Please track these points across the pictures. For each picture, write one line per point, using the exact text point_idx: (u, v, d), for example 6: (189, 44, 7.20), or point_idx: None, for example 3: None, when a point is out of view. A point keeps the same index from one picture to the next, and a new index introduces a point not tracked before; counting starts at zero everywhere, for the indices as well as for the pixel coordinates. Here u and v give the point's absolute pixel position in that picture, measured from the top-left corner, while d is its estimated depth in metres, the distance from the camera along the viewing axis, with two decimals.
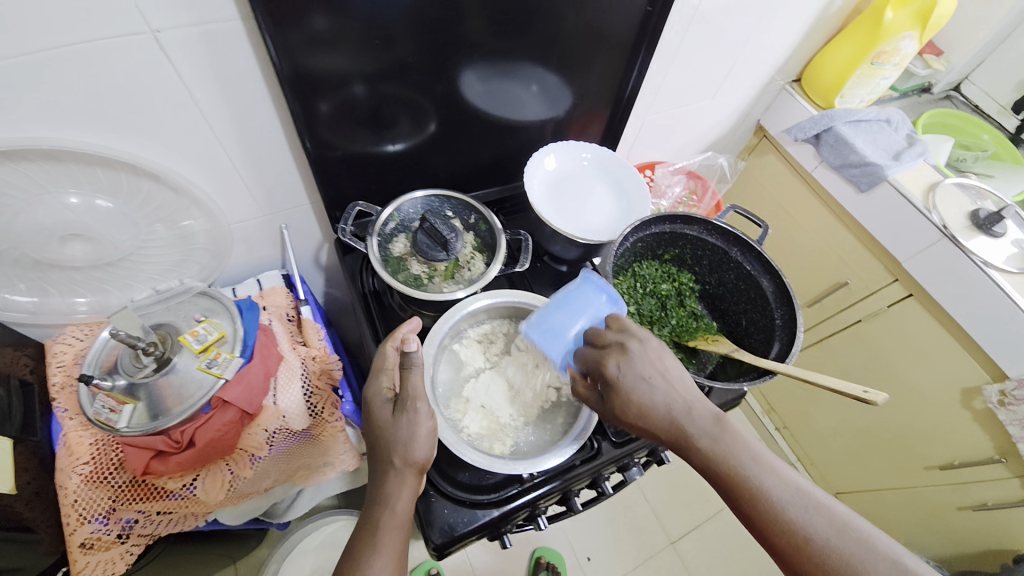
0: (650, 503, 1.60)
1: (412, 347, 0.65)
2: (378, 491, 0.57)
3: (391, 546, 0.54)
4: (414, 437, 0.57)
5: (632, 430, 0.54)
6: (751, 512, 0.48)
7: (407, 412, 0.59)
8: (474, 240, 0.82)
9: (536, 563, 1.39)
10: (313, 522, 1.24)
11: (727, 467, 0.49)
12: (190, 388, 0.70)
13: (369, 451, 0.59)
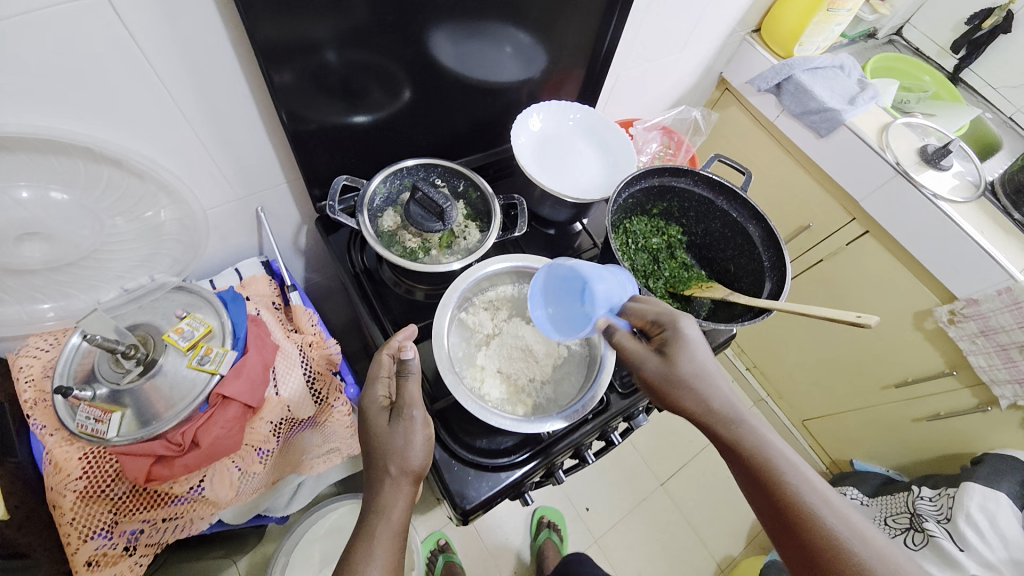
0: (640, 452, 1.68)
1: (409, 354, 0.64)
2: (373, 502, 0.57)
3: (386, 556, 0.54)
4: (410, 446, 0.58)
5: (676, 391, 0.57)
6: (774, 514, 0.52)
7: (402, 420, 0.59)
8: (465, 209, 0.79)
9: (540, 522, 1.45)
10: (317, 511, 1.22)
11: (757, 459, 0.54)
12: (182, 388, 0.66)
13: (365, 463, 0.59)
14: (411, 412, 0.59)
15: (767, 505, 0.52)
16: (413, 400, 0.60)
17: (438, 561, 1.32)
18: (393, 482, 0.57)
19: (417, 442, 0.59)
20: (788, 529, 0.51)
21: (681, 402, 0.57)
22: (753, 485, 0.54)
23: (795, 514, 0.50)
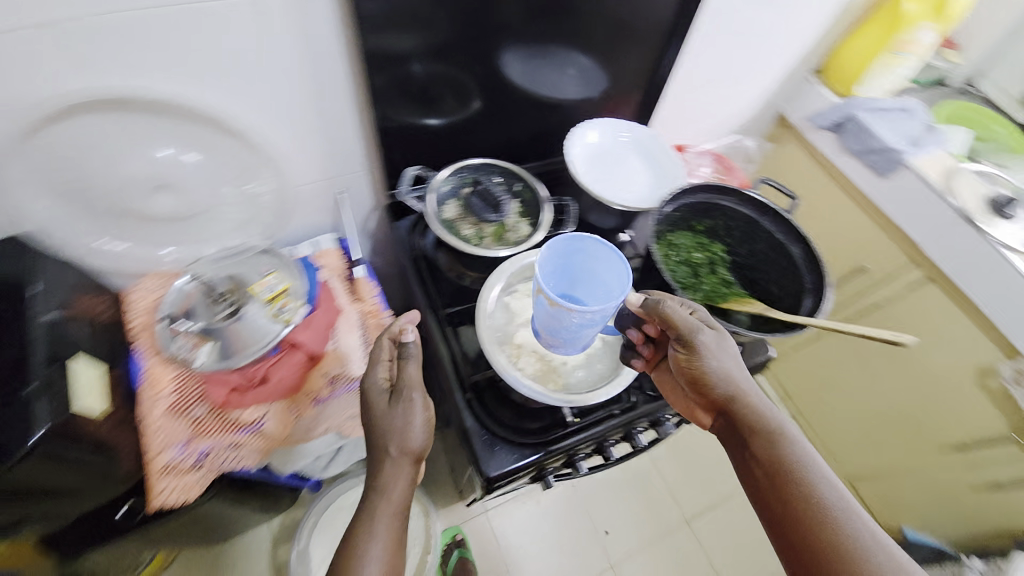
0: (666, 482, 1.64)
1: (408, 338, 0.68)
2: (374, 480, 0.63)
3: (386, 530, 0.60)
4: (408, 427, 0.63)
5: (722, 358, 0.62)
6: (795, 536, 0.50)
7: (402, 402, 0.65)
8: (519, 206, 0.85)
9: None
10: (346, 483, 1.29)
11: (783, 474, 0.53)
12: (258, 333, 0.75)
13: (368, 443, 0.65)
14: (408, 396, 0.65)
15: (789, 527, 0.51)
16: (414, 386, 0.66)
17: (452, 556, 1.35)
18: (392, 467, 0.63)
19: (416, 423, 0.65)
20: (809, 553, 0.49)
21: (725, 371, 0.61)
22: (777, 505, 0.52)
23: (817, 537, 0.49)
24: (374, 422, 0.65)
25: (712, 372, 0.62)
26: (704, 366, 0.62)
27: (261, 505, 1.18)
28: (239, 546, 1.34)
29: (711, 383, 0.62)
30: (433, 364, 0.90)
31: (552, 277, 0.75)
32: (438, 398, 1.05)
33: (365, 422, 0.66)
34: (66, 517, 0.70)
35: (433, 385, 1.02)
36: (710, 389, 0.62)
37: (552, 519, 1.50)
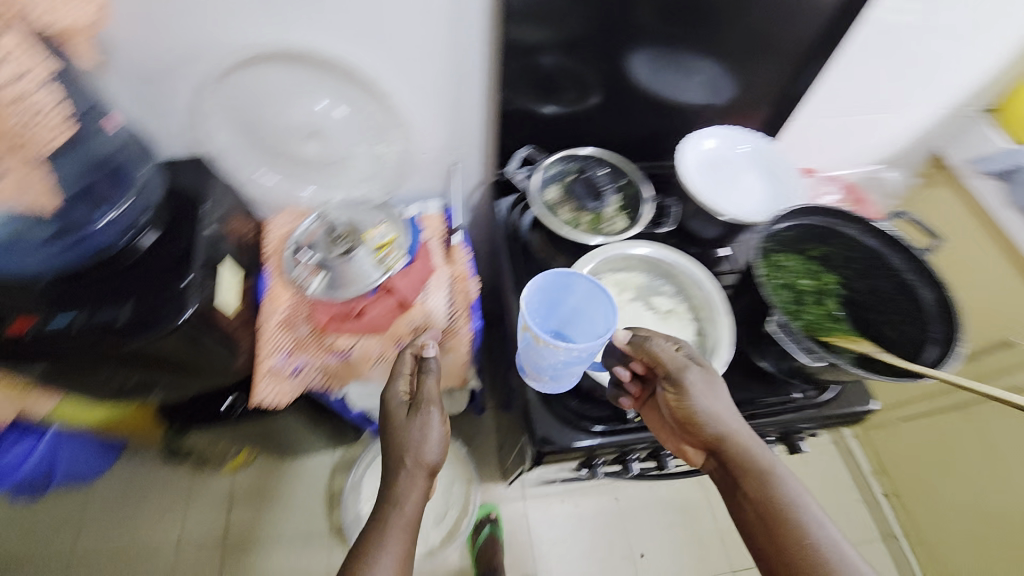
0: (717, 526, 1.52)
1: (429, 353, 0.76)
2: (388, 491, 0.67)
3: (396, 544, 0.63)
4: (424, 440, 0.68)
5: (712, 397, 0.62)
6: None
7: (420, 414, 0.71)
8: (619, 200, 0.85)
9: None
10: None
11: (781, 521, 0.54)
12: (361, 273, 0.84)
13: (384, 452, 0.70)
14: (425, 410, 0.70)
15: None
16: (431, 400, 0.71)
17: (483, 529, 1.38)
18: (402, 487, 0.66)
19: (431, 439, 0.69)
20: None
21: (714, 411, 0.61)
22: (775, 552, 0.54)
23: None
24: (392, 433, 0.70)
25: (702, 413, 0.61)
26: (693, 406, 0.61)
27: (326, 431, 1.31)
28: (302, 466, 1.49)
29: (701, 421, 0.61)
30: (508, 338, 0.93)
31: (542, 305, 0.75)
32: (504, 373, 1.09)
33: (383, 430, 0.71)
34: (189, 389, 0.85)
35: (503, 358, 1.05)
36: (699, 429, 0.61)
37: (589, 527, 1.47)
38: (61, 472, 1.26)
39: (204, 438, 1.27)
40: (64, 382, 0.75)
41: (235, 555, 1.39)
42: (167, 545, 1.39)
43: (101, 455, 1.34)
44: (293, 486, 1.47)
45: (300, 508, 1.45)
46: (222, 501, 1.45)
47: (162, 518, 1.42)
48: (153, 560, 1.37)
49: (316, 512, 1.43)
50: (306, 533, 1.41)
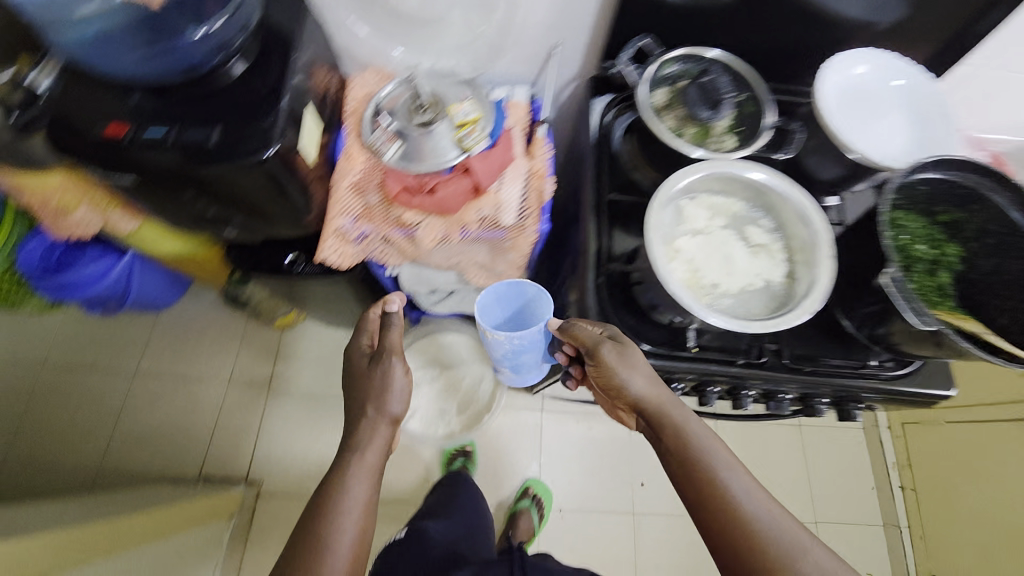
0: None
1: (392, 307, 0.90)
2: (355, 439, 0.78)
3: (358, 492, 0.72)
4: (386, 389, 0.81)
5: (635, 364, 0.67)
6: (722, 532, 0.59)
7: (382, 363, 0.84)
8: (733, 118, 0.74)
9: (524, 490, 1.47)
10: (434, 326, 1.40)
11: (692, 465, 0.63)
12: (441, 149, 0.80)
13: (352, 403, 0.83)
14: (388, 361, 0.83)
15: (715, 523, 0.60)
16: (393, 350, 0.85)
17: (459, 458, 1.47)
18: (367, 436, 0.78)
19: (393, 391, 0.81)
20: (734, 545, 0.58)
21: (636, 381, 0.67)
22: (704, 503, 0.61)
23: (739, 531, 0.58)
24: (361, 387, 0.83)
25: (621, 384, 0.67)
26: (612, 376, 0.67)
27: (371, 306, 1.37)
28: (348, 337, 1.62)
29: (625, 390, 0.67)
30: (573, 247, 0.90)
31: (501, 302, 0.93)
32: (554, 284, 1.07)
33: (353, 382, 0.85)
34: (259, 232, 0.87)
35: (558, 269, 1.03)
36: (625, 397, 0.68)
37: (598, 448, 1.54)
38: (133, 296, 1.36)
39: (260, 290, 1.36)
40: (149, 201, 0.78)
41: (278, 399, 1.55)
42: (220, 377, 1.56)
43: (167, 288, 1.44)
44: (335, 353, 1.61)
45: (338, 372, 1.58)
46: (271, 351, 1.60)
47: (218, 354, 1.58)
48: (207, 387, 1.54)
49: None
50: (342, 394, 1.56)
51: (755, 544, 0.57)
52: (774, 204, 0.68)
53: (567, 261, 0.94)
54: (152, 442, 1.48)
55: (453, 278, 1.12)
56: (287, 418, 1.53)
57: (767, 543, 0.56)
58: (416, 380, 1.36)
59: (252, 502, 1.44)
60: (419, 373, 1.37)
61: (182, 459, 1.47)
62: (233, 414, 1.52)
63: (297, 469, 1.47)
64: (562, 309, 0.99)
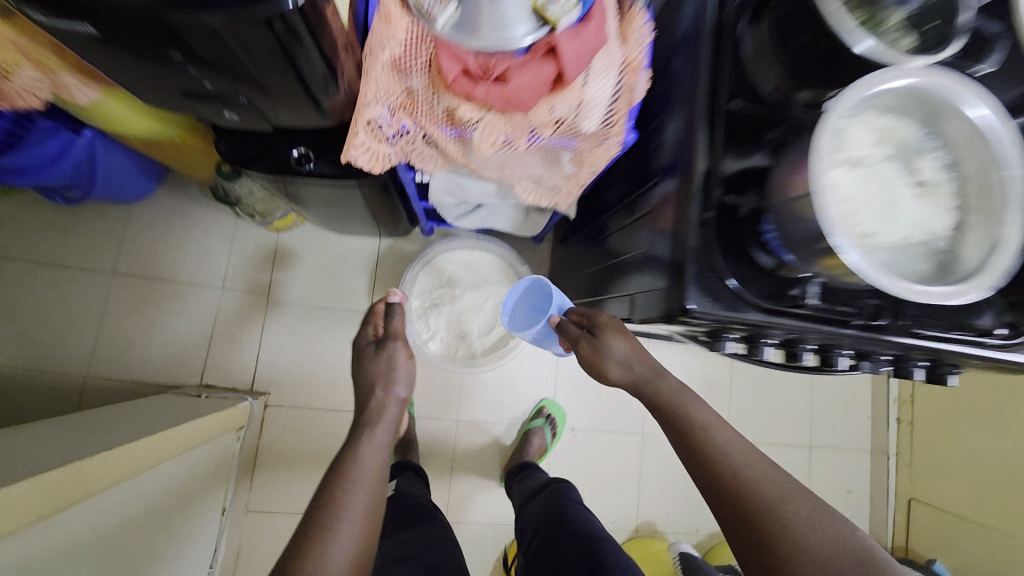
0: (732, 401, 1.58)
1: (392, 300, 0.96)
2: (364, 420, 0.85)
3: (371, 462, 0.79)
4: (390, 367, 0.89)
5: (618, 348, 0.76)
6: (723, 493, 0.64)
7: (384, 350, 0.92)
8: (920, 13, 0.54)
9: (538, 410, 1.46)
10: (457, 242, 1.29)
11: (700, 449, 0.68)
12: (514, 21, 0.55)
13: (359, 384, 0.90)
14: (391, 346, 0.92)
15: (713, 486, 0.66)
16: (394, 336, 0.92)
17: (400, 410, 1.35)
18: (373, 418, 0.85)
19: (398, 372, 0.90)
20: (733, 502, 0.63)
21: (623, 362, 0.76)
22: (701, 466, 0.67)
23: (735, 489, 0.64)
24: (362, 373, 0.90)
25: (607, 370, 0.77)
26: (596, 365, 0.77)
27: (384, 211, 1.20)
28: (354, 246, 1.47)
29: (615, 370, 0.77)
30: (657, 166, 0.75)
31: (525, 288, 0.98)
32: (622, 211, 0.93)
33: (356, 370, 0.92)
34: (270, 115, 0.70)
35: (631, 193, 0.89)
36: (613, 378, 0.77)
37: None
38: (99, 182, 1.20)
39: (254, 187, 1.17)
40: (115, 64, 0.58)
41: (279, 308, 1.43)
42: (212, 281, 1.42)
43: (138, 177, 1.28)
44: (339, 262, 1.47)
45: (345, 282, 1.46)
46: (266, 256, 1.44)
47: (207, 255, 1.43)
48: (199, 292, 1.41)
49: (360, 292, 1.46)
50: (350, 306, 1.45)
51: (748, 498, 0.63)
52: (956, 143, 0.55)
53: (647, 184, 0.79)
54: (143, 346, 1.38)
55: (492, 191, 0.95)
56: (290, 328, 1.42)
57: (784, 519, 0.60)
58: (434, 301, 1.25)
59: (261, 410, 1.37)
60: (438, 292, 1.26)
61: (178, 365, 1.38)
62: (230, 321, 1.41)
63: (305, 382, 1.41)
64: (630, 242, 0.86)
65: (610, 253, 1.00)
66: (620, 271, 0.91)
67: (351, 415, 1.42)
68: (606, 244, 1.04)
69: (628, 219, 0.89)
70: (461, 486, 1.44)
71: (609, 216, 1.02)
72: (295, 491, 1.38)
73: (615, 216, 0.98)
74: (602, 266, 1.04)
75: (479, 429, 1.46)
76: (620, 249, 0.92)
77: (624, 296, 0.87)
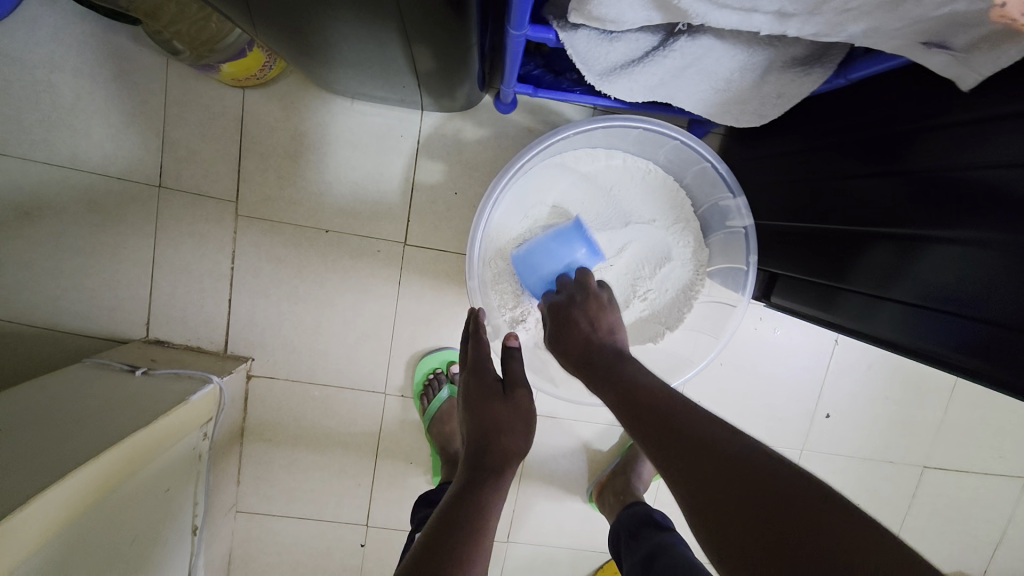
0: (947, 415, 1.05)
1: (515, 342, 0.63)
2: (457, 507, 0.51)
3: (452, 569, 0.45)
4: (514, 423, 0.56)
5: (563, 335, 0.60)
6: (660, 444, 0.45)
7: (511, 399, 0.58)
8: None
9: None
10: (573, 146, 0.72)
11: (655, 421, 0.46)
12: None
13: (469, 443, 0.56)
14: (516, 396, 0.58)
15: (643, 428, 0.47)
16: (521, 380, 0.60)
17: (439, 391, 0.90)
18: (493, 468, 0.54)
19: (520, 426, 0.57)
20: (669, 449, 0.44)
21: (573, 352, 0.58)
22: (625, 407, 0.49)
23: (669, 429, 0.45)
24: (480, 414, 0.57)
25: (557, 346, 0.60)
26: (555, 339, 0.60)
27: (441, 41, 0.54)
28: (380, 124, 0.85)
29: (566, 356, 0.59)
30: None
31: None
32: (990, 131, 0.44)
33: (468, 410, 0.58)
34: None
35: None
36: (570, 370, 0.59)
37: (779, 363, 1.01)
38: None
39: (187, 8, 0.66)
40: None
41: (260, 227, 0.87)
42: (146, 174, 0.84)
43: None
44: (353, 152, 0.86)
45: (366, 189, 0.87)
46: (231, 133, 0.84)
47: (130, 127, 0.83)
48: (125, 191, 0.85)
49: (391, 206, 0.87)
50: (373, 233, 0.88)
51: (687, 442, 0.43)
52: None
53: None
54: (47, 276, 0.85)
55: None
56: (280, 262, 0.88)
57: (794, 510, 0.37)
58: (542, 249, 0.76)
59: (242, 384, 0.90)
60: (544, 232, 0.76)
61: (109, 309, 0.87)
62: (182, 244, 0.86)
63: (306, 347, 0.91)
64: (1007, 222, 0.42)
65: (886, 204, 0.53)
66: (935, 257, 0.48)
67: (377, 398, 0.94)
68: (877, 182, 0.55)
69: (1012, 155, 0.42)
70: (532, 499, 1.02)
71: (928, 126, 0.50)
72: (300, 494, 0.97)
73: (959, 132, 0.47)
74: (850, 222, 0.58)
75: (566, 424, 1.00)
76: (952, 213, 0.47)
77: (942, 309, 0.47)
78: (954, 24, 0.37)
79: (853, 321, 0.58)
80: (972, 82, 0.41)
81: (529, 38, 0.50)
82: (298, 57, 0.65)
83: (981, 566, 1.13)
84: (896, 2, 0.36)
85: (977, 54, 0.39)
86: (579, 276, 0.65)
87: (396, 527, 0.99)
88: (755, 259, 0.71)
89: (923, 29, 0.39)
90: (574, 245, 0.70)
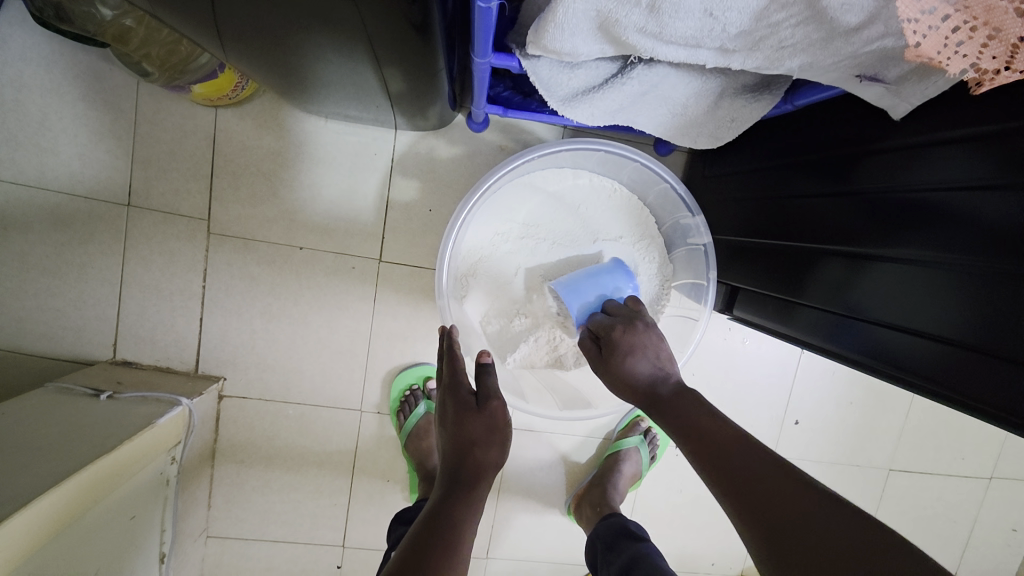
0: (908, 420, 1.09)
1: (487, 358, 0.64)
2: (441, 520, 0.52)
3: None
4: (487, 435, 0.57)
5: (628, 362, 0.57)
6: (730, 476, 0.45)
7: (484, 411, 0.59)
8: None
9: (636, 421, 1.02)
10: (540, 166, 0.75)
11: (729, 450, 0.47)
12: None
13: (448, 460, 0.57)
14: (491, 406, 0.59)
15: (709, 459, 0.47)
16: (494, 393, 0.60)
17: (416, 407, 0.90)
18: (467, 483, 0.55)
19: (495, 437, 0.58)
20: (738, 480, 0.44)
21: (629, 379, 0.57)
22: (691, 439, 0.50)
23: (736, 460, 0.46)
24: (455, 433, 0.57)
25: (624, 367, 0.57)
26: (620, 359, 0.58)
27: (412, 65, 0.56)
28: (354, 143, 0.86)
29: (619, 383, 0.58)
30: None
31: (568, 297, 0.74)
32: (924, 155, 0.48)
33: (445, 428, 0.59)
34: None
35: (998, 124, 0.42)
36: (625, 391, 0.58)
37: (748, 372, 1.04)
38: None
39: (166, 41, 0.68)
40: None
41: (232, 245, 0.86)
42: (115, 192, 0.83)
43: None
44: (327, 170, 0.86)
45: (340, 206, 0.87)
46: (202, 152, 0.84)
47: (99, 147, 0.82)
48: (92, 210, 0.83)
49: (365, 223, 0.88)
50: (347, 250, 0.88)
51: (756, 477, 0.44)
52: None
53: None
54: (9, 298, 0.83)
55: (750, 12, 0.37)
56: (252, 280, 0.87)
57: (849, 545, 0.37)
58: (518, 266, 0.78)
59: (213, 404, 0.88)
60: (515, 248, 0.77)
61: (74, 330, 0.85)
62: (151, 263, 0.85)
63: (280, 365, 0.90)
64: (963, 233, 0.44)
65: (837, 221, 0.56)
66: (887, 274, 0.51)
67: (352, 416, 0.94)
68: (826, 201, 0.58)
69: (953, 178, 0.45)
70: (511, 512, 1.01)
71: (868, 150, 0.54)
72: (274, 515, 0.95)
73: (894, 155, 0.51)
74: (801, 238, 0.61)
75: (543, 438, 1.00)
76: (897, 230, 0.50)
77: (899, 325, 0.49)
78: (884, 59, 0.40)
79: (812, 333, 0.60)
80: (904, 110, 0.45)
81: (494, 65, 0.53)
82: (274, 80, 0.66)
83: (948, 563, 1.17)
84: (828, 40, 0.39)
85: (908, 83, 0.42)
86: (631, 305, 0.66)
87: (372, 547, 0.98)
88: (715, 275, 0.74)
89: (856, 62, 0.41)
90: (618, 278, 0.72)
